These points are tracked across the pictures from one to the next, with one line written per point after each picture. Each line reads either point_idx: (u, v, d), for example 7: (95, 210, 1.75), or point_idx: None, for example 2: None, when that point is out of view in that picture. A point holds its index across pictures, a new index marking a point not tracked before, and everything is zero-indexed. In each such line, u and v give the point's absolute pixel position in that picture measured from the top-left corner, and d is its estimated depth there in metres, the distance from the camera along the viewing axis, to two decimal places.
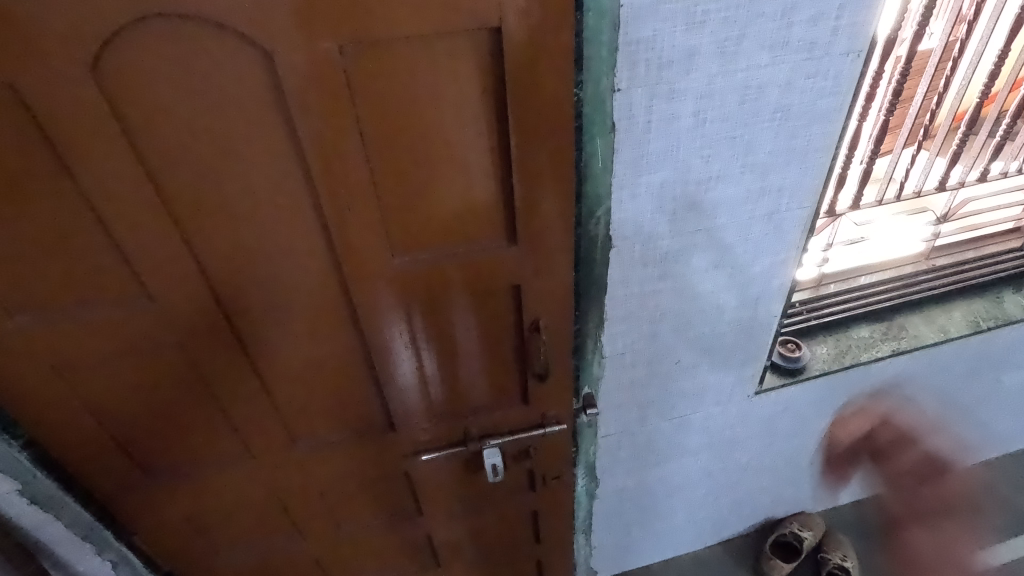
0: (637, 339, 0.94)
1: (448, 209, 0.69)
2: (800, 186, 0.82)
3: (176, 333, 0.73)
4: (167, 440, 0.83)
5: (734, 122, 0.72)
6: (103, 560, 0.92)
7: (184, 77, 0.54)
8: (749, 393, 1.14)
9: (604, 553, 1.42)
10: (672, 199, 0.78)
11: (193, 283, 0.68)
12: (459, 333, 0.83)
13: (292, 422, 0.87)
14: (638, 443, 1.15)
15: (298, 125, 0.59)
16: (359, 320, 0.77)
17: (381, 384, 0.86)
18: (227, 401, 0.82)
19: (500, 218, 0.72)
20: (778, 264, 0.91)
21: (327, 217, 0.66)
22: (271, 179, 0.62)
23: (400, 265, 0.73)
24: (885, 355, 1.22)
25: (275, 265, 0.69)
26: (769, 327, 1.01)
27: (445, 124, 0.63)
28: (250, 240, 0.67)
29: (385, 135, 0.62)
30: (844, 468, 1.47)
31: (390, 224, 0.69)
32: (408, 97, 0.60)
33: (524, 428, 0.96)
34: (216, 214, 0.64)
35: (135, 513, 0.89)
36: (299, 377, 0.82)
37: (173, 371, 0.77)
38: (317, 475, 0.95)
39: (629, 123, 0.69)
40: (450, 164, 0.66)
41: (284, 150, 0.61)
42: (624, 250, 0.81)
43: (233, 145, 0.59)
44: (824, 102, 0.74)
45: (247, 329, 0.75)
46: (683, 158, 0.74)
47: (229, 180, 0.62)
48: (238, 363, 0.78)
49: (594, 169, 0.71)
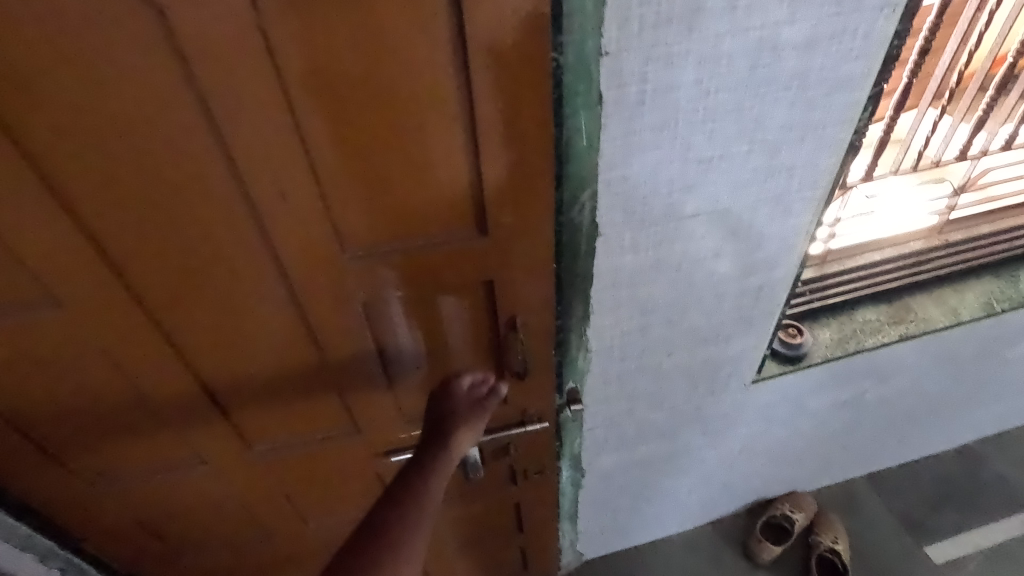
0: (627, 332, 0.86)
1: (404, 197, 0.59)
2: (814, 163, 0.72)
3: (99, 339, 0.64)
4: (106, 450, 0.76)
5: (743, 92, 0.61)
6: (49, 567, 0.89)
7: (57, 43, 0.43)
8: (746, 381, 1.07)
9: (592, 539, 1.38)
10: (668, 180, 0.67)
11: (110, 284, 0.59)
12: (426, 331, 0.74)
13: (246, 427, 0.79)
14: (626, 434, 1.09)
15: (212, 101, 0.48)
16: (310, 320, 0.68)
17: (343, 384, 0.78)
18: (169, 407, 0.74)
19: (468, 207, 0.62)
20: (784, 249, 0.82)
21: (259, 206, 0.56)
22: (187, 165, 0.52)
23: (353, 259, 0.63)
24: (891, 340, 1.14)
25: (203, 262, 0.60)
26: (770, 316, 0.93)
27: (396, 98, 0.52)
28: (170, 236, 0.57)
29: (321, 111, 0.52)
30: (838, 449, 1.42)
31: (338, 213, 0.59)
32: (345, 63, 0.49)
33: (503, 427, 0.90)
34: (124, 207, 0.54)
35: (80, 520, 0.83)
36: (248, 381, 0.74)
37: (101, 380, 0.68)
38: (279, 477, 0.88)
39: (619, 93, 0.58)
40: (404, 146, 0.55)
41: (198, 135, 0.50)
42: (613, 238, 0.71)
43: (134, 127, 0.49)
44: (848, 68, 0.63)
45: (181, 332, 0.66)
46: (682, 133, 0.63)
47: (136, 167, 0.52)
48: (174, 368, 0.69)
49: (578, 149, 0.60)
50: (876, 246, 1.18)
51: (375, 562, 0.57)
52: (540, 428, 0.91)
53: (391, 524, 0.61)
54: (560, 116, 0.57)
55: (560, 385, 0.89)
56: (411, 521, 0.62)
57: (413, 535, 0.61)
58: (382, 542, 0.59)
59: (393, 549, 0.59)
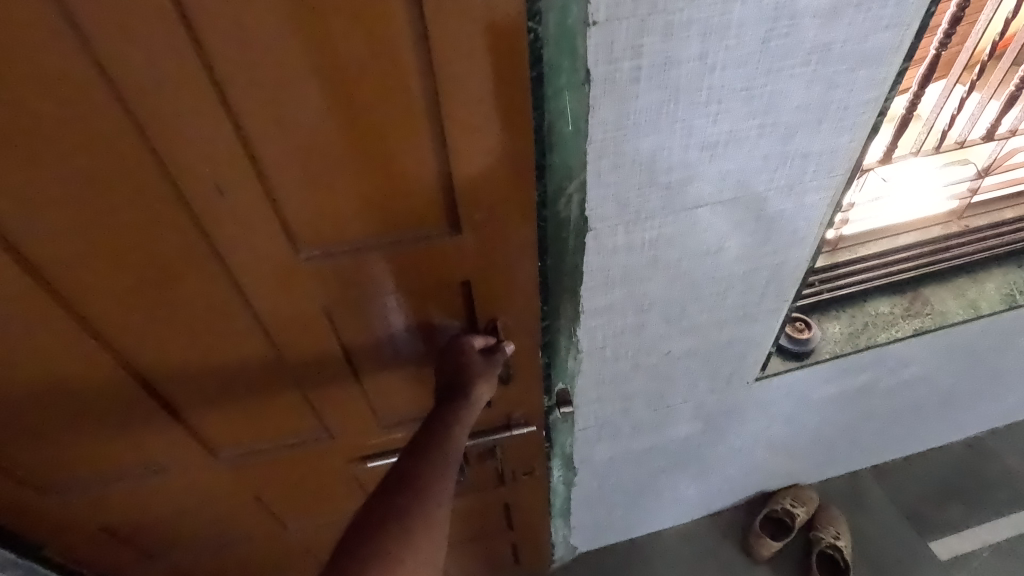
0: (621, 331, 0.79)
1: (360, 189, 0.52)
2: (832, 148, 0.64)
3: (26, 349, 0.57)
4: (55, 460, 0.70)
5: (755, 68, 0.53)
6: None
7: None
8: (749, 379, 0.99)
9: (586, 534, 1.34)
10: (665, 170, 0.60)
11: (32, 292, 0.53)
12: (398, 333, 0.68)
13: (208, 434, 0.74)
14: (621, 433, 1.03)
15: (120, 77, 0.41)
16: (265, 322, 0.62)
17: (310, 389, 0.72)
18: (118, 418, 0.68)
19: (437, 200, 0.55)
20: (795, 242, 0.74)
21: (193, 201, 0.49)
22: (102, 153, 0.45)
23: (308, 258, 0.57)
24: (904, 335, 1.07)
25: (138, 263, 0.53)
26: (777, 314, 0.86)
27: (346, 74, 0.44)
28: (96, 236, 0.50)
29: (256, 92, 0.44)
30: (842, 443, 1.37)
31: (287, 208, 0.52)
32: (276, 33, 0.41)
33: (488, 430, 0.85)
34: (34, 201, 0.47)
35: (38, 529, 0.78)
36: (204, 388, 0.68)
37: (37, 393, 0.62)
38: (249, 482, 0.84)
39: (610, 71, 0.49)
40: (358, 131, 0.48)
41: (107, 116, 0.43)
42: (604, 234, 0.64)
43: (29, 108, 0.42)
44: (876, 39, 0.54)
45: (122, 339, 0.60)
46: (683, 116, 0.55)
47: (40, 155, 0.44)
48: (119, 378, 0.63)
49: (562, 135, 0.52)
50: (890, 232, 1.10)
51: (404, 520, 0.47)
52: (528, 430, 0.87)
53: (417, 479, 0.51)
54: (539, 98, 0.49)
55: (548, 387, 0.83)
56: (438, 476, 0.52)
57: (440, 492, 0.50)
58: (408, 500, 0.49)
59: (421, 508, 0.49)
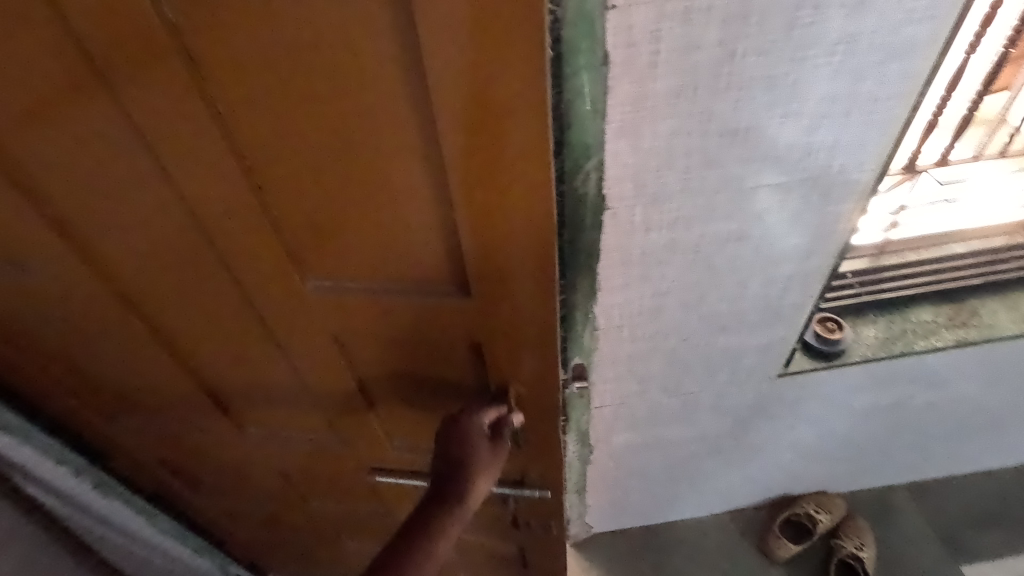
0: (638, 312, 0.81)
1: (361, 241, 0.57)
2: (862, 141, 0.63)
3: (82, 301, 0.69)
4: (120, 383, 0.83)
5: (777, 57, 0.54)
6: (82, 483, 0.94)
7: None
8: (770, 374, 0.99)
9: (601, 514, 1.37)
10: (684, 154, 0.62)
11: (83, 269, 0.65)
12: (406, 356, 0.71)
13: (241, 386, 0.82)
14: (639, 416, 1.05)
15: (144, 113, 0.48)
16: (270, 327, 0.70)
17: (325, 381, 0.77)
18: (149, 365, 0.79)
19: (434, 260, 0.58)
20: (819, 237, 0.74)
21: (206, 222, 0.57)
22: (133, 174, 0.54)
23: (312, 290, 0.63)
24: (945, 346, 1.04)
25: (164, 262, 0.63)
26: (802, 309, 0.85)
27: (350, 136, 0.47)
28: (130, 236, 0.61)
29: (264, 140, 0.49)
30: (875, 454, 1.33)
31: (291, 240, 0.58)
32: (277, 99, 0.46)
33: (501, 479, 0.87)
34: (83, 202, 0.57)
35: (105, 435, 0.92)
36: (224, 361, 0.78)
37: (92, 341, 0.75)
38: (280, 427, 0.90)
39: (628, 54, 0.52)
40: (355, 194, 0.52)
41: (134, 141, 0.51)
42: (622, 213, 0.67)
43: (76, 134, 0.51)
44: (909, 31, 0.54)
45: (155, 316, 0.71)
46: (702, 102, 0.57)
47: (84, 167, 0.54)
48: (151, 344, 0.75)
49: (581, 114, 0.54)
50: (959, 238, 1.02)
51: None
52: (540, 495, 0.87)
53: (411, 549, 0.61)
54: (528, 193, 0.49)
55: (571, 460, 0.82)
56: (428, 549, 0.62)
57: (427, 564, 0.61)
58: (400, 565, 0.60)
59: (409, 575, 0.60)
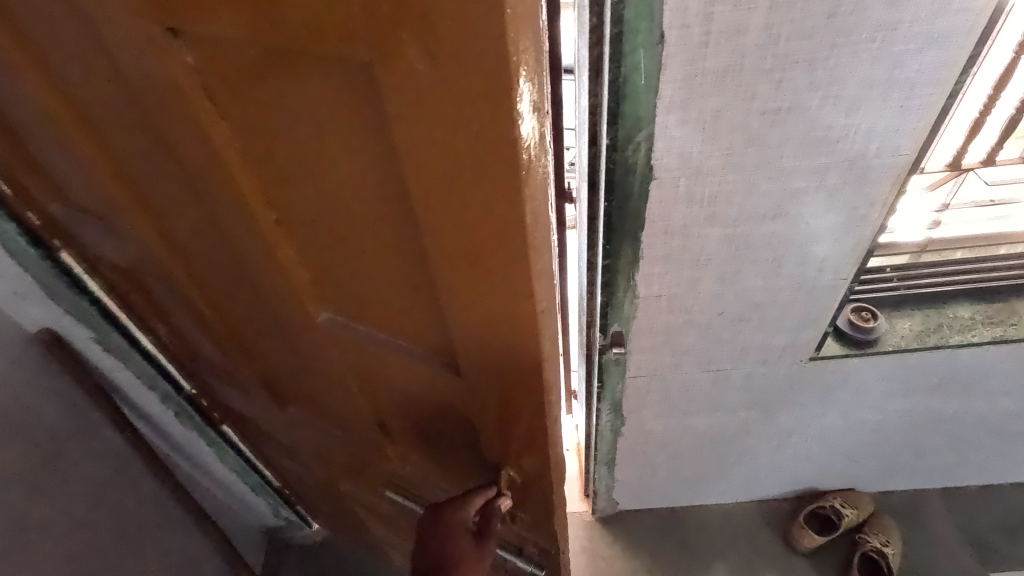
0: (676, 283, 0.87)
1: (369, 296, 0.66)
2: (898, 127, 0.68)
3: (160, 278, 0.82)
4: (197, 337, 0.94)
5: (819, 42, 0.60)
6: (166, 409, 1.09)
7: (111, 98, 0.56)
8: (800, 357, 1.03)
9: (628, 491, 1.42)
10: (728, 131, 0.67)
11: (158, 258, 0.77)
12: (429, 389, 0.75)
13: (282, 373, 0.93)
14: (670, 391, 1.10)
15: (205, 166, 0.58)
16: (295, 340, 0.81)
17: (348, 388, 0.86)
18: (211, 337, 0.92)
19: (427, 329, 0.65)
20: (854, 220, 0.79)
21: (246, 255, 0.68)
22: (195, 204, 0.65)
23: (325, 322, 0.74)
24: (981, 341, 1.05)
25: (217, 271, 0.75)
26: (835, 291, 0.89)
27: (359, 222, 0.55)
28: (194, 246, 0.73)
29: (295, 207, 0.58)
30: (906, 454, 1.34)
31: (314, 279, 0.68)
32: (304, 182, 0.54)
33: (507, 543, 1.00)
34: (162, 209, 0.69)
35: (189, 368, 1.04)
36: (262, 352, 0.90)
37: (164, 307, 0.89)
38: (325, 407, 0.97)
39: (682, 34, 0.58)
40: (362, 262, 0.61)
41: (197, 183, 0.61)
42: (667, 184, 0.73)
43: (159, 164, 0.62)
44: (946, 22, 0.58)
45: (210, 304, 0.84)
46: (748, 82, 0.62)
47: (164, 188, 0.65)
48: (209, 322, 0.88)
49: (636, 87, 0.62)
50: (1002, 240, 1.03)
51: None
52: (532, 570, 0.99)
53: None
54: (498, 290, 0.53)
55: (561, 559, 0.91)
56: None
57: None
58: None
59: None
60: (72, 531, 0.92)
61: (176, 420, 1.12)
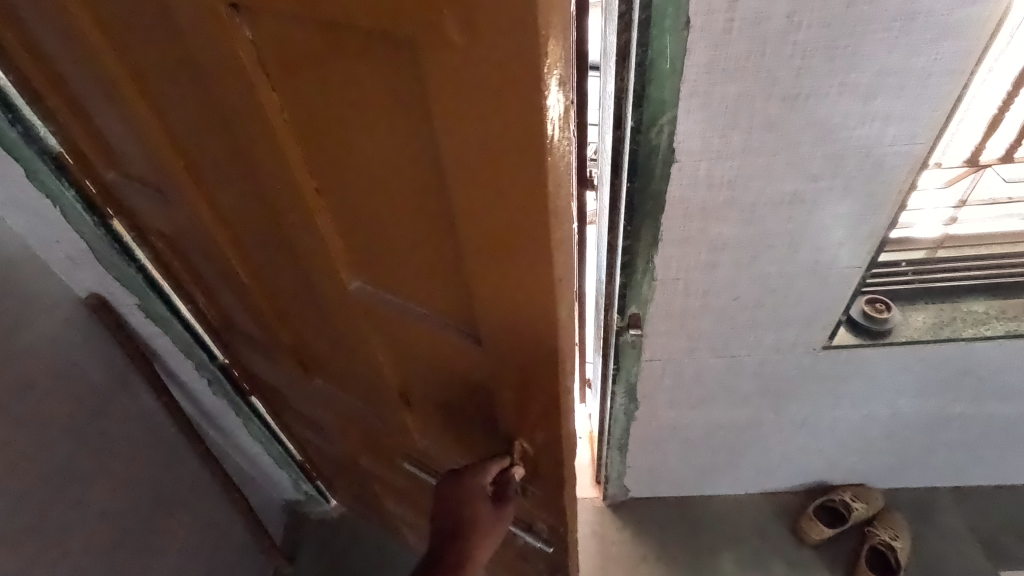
0: (693, 266, 0.90)
1: (399, 266, 0.68)
2: (915, 114, 0.70)
3: (203, 244, 0.87)
4: (233, 305, 0.99)
5: (839, 30, 0.62)
6: (201, 376, 1.15)
7: (171, 67, 0.61)
8: (814, 346, 1.05)
9: (639, 478, 1.45)
10: (748, 116, 0.70)
11: (201, 224, 0.81)
12: (453, 364, 0.77)
13: (313, 342, 0.97)
14: (684, 376, 1.13)
15: (256, 135, 0.62)
16: (327, 309, 0.84)
17: (375, 359, 0.89)
18: (246, 304, 0.96)
19: (453, 301, 0.67)
20: (870, 206, 0.81)
21: (286, 222, 0.71)
22: (244, 172, 0.69)
23: (357, 291, 0.77)
24: (994, 335, 1.06)
25: (258, 238, 0.79)
26: (850, 278, 0.92)
27: (395, 191, 0.58)
28: (238, 213, 0.77)
29: (335, 173, 0.61)
30: (917, 450, 1.35)
31: (349, 248, 0.72)
32: (346, 150, 0.57)
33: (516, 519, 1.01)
34: (212, 177, 0.74)
35: (223, 338, 1.09)
36: (296, 321, 0.94)
37: (206, 274, 0.94)
38: (350, 379, 1.01)
39: (708, 20, 0.61)
40: (395, 233, 0.63)
41: (246, 151, 0.65)
42: (689, 166, 0.76)
43: (211, 131, 0.66)
44: (963, 12, 0.61)
45: (248, 271, 0.88)
46: (769, 68, 0.65)
47: (215, 156, 0.69)
48: (246, 291, 0.92)
49: (661, 71, 0.65)
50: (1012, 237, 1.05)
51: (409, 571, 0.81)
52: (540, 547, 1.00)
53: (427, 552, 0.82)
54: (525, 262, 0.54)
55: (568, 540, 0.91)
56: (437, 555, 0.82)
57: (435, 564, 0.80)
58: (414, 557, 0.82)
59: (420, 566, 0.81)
60: (110, 486, 0.97)
61: (209, 388, 1.18)
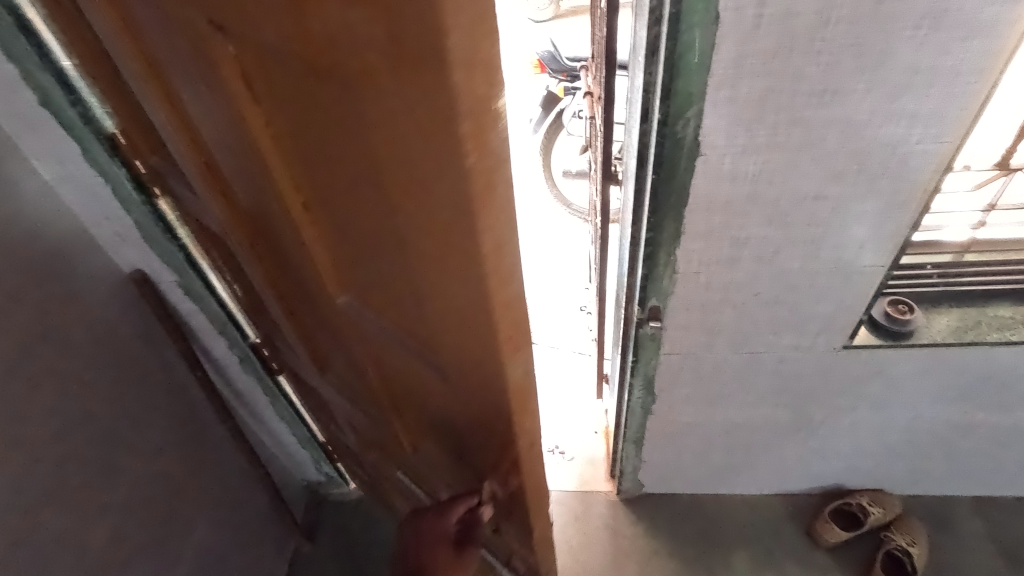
0: (715, 260, 0.91)
1: (385, 290, 0.67)
2: (941, 113, 0.71)
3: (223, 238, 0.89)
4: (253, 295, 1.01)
5: (866, 27, 0.63)
6: (233, 354, 1.19)
7: (176, 71, 0.60)
8: (833, 345, 1.06)
9: (653, 473, 1.46)
10: (774, 111, 0.72)
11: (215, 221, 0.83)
12: (440, 391, 0.78)
13: (318, 342, 0.98)
14: (702, 371, 1.14)
15: (247, 152, 0.60)
16: (326, 316, 0.85)
17: (374, 367, 0.89)
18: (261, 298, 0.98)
19: (435, 330, 0.66)
20: (894, 205, 0.82)
21: (282, 234, 0.71)
22: (243, 180, 0.68)
23: (351, 304, 0.76)
24: (1019, 341, 1.05)
25: (261, 240, 0.79)
26: (873, 277, 0.92)
27: (374, 221, 0.56)
28: (243, 215, 0.77)
29: (322, 192, 0.60)
30: (938, 457, 1.34)
31: (340, 264, 0.71)
32: (329, 174, 0.56)
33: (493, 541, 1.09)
34: (218, 179, 0.74)
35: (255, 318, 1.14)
36: (302, 321, 0.95)
37: (228, 262, 0.97)
38: (352, 384, 1.02)
39: (737, 16, 0.63)
40: (378, 258, 0.62)
41: (241, 163, 0.64)
42: (713, 160, 0.77)
43: (213, 137, 0.65)
44: (991, 12, 0.61)
45: (258, 271, 0.89)
46: (796, 64, 0.67)
47: (219, 161, 0.69)
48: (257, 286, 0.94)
49: (689, 65, 0.67)
50: None
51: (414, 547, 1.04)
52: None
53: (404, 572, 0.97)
54: (516, 285, 0.56)
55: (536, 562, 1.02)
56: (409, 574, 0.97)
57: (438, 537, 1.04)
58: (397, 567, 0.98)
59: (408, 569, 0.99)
60: (146, 454, 1.02)
61: (240, 366, 1.22)
